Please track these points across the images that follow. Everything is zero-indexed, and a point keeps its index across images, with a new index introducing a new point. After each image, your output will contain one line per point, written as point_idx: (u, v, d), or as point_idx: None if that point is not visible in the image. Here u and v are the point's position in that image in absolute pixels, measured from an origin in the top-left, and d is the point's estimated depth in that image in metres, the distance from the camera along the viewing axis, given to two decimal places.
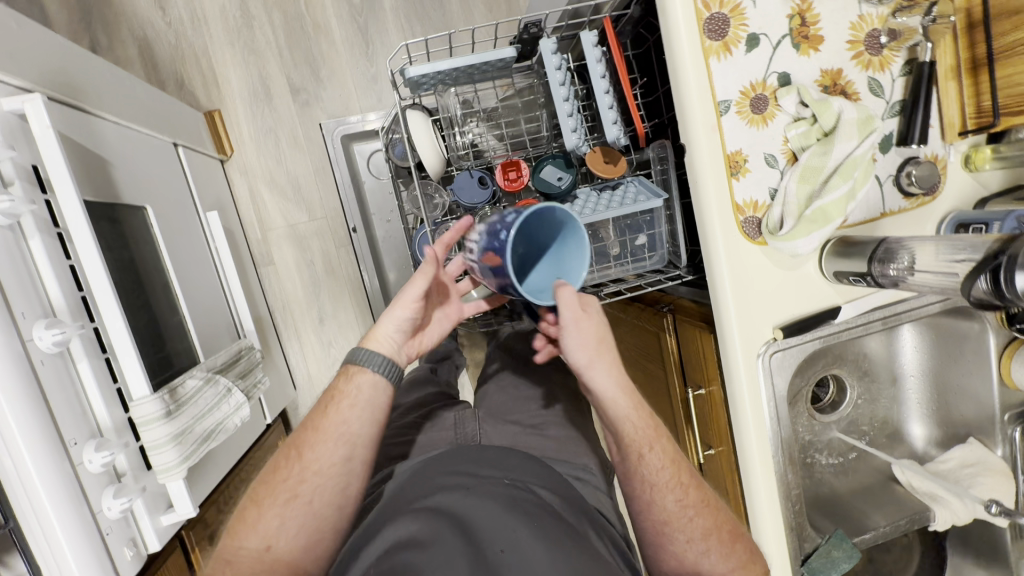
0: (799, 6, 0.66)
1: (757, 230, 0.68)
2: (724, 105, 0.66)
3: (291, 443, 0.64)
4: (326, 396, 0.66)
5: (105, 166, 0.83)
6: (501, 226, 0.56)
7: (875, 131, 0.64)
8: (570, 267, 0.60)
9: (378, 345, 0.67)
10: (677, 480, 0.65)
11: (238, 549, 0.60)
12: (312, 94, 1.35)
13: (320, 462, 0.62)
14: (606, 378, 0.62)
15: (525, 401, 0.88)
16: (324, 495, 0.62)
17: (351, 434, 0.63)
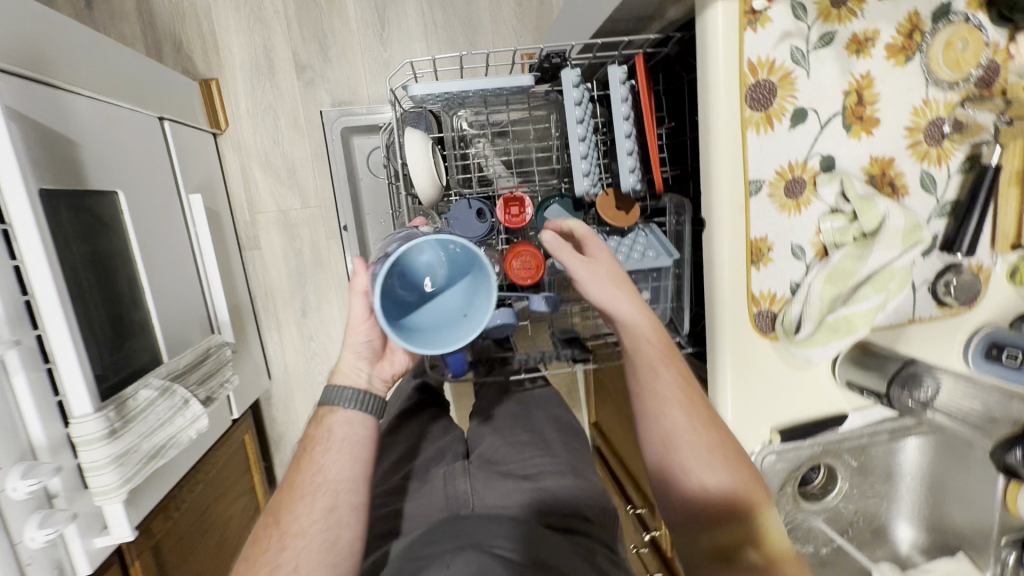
0: (857, 81, 0.58)
1: (770, 324, 0.61)
2: (755, 185, 0.58)
3: (268, 512, 0.56)
4: (299, 451, 0.58)
5: (72, 148, 0.76)
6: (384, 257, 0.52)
7: (921, 242, 0.56)
8: (477, 301, 0.53)
9: (343, 378, 0.61)
10: (689, 402, 0.57)
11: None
12: (318, 74, 1.25)
13: (299, 521, 0.53)
14: (626, 305, 0.61)
15: (516, 445, 0.76)
16: (312, 558, 0.51)
17: (331, 477, 0.55)
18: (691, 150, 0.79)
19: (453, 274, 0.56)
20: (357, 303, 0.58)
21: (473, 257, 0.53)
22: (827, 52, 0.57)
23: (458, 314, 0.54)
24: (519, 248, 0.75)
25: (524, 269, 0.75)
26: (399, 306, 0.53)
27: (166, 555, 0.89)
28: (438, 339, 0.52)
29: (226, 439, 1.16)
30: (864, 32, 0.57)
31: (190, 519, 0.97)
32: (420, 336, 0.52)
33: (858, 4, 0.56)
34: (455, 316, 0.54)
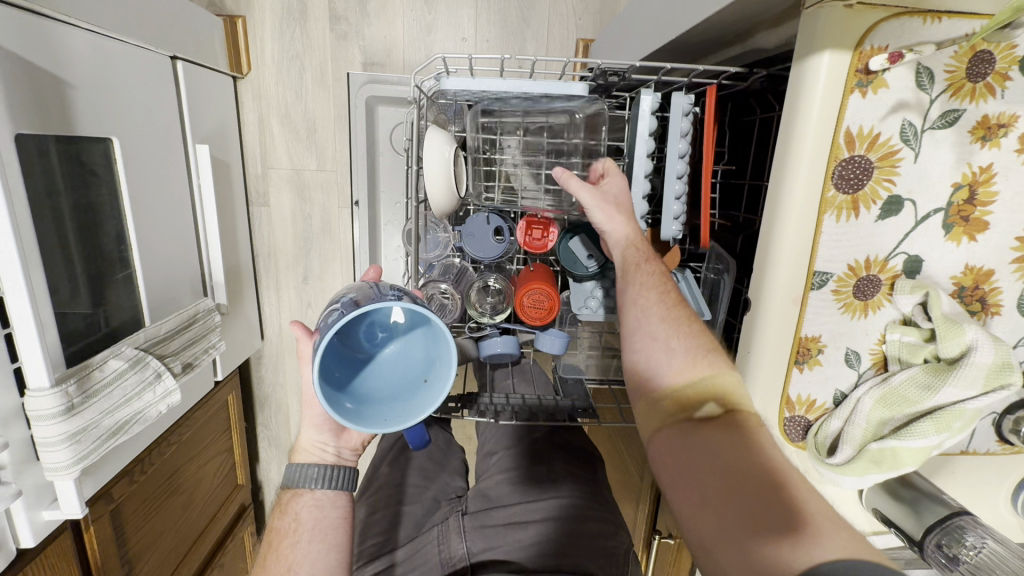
0: (974, 174, 0.47)
1: (801, 433, 0.54)
2: (820, 278, 0.49)
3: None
4: (263, 549, 0.52)
5: (60, 87, 0.68)
6: (324, 324, 0.46)
7: (1008, 386, 0.47)
8: (438, 365, 0.48)
9: (302, 455, 0.55)
10: (655, 282, 0.56)
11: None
12: (353, 27, 1.14)
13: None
14: (611, 219, 0.61)
15: (514, 491, 0.71)
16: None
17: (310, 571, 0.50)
18: (752, 199, 0.68)
19: (418, 329, 0.50)
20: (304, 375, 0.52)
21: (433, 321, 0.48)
22: (945, 134, 0.46)
23: (418, 379, 0.49)
24: (531, 284, 0.67)
25: (536, 307, 0.67)
26: (349, 365, 0.49)
27: (124, 518, 0.86)
28: (389, 411, 0.47)
29: (205, 401, 1.11)
30: (998, 115, 0.45)
31: (155, 483, 0.94)
32: (375, 408, 0.47)
33: (1001, 80, 0.45)
34: (410, 385, 0.49)
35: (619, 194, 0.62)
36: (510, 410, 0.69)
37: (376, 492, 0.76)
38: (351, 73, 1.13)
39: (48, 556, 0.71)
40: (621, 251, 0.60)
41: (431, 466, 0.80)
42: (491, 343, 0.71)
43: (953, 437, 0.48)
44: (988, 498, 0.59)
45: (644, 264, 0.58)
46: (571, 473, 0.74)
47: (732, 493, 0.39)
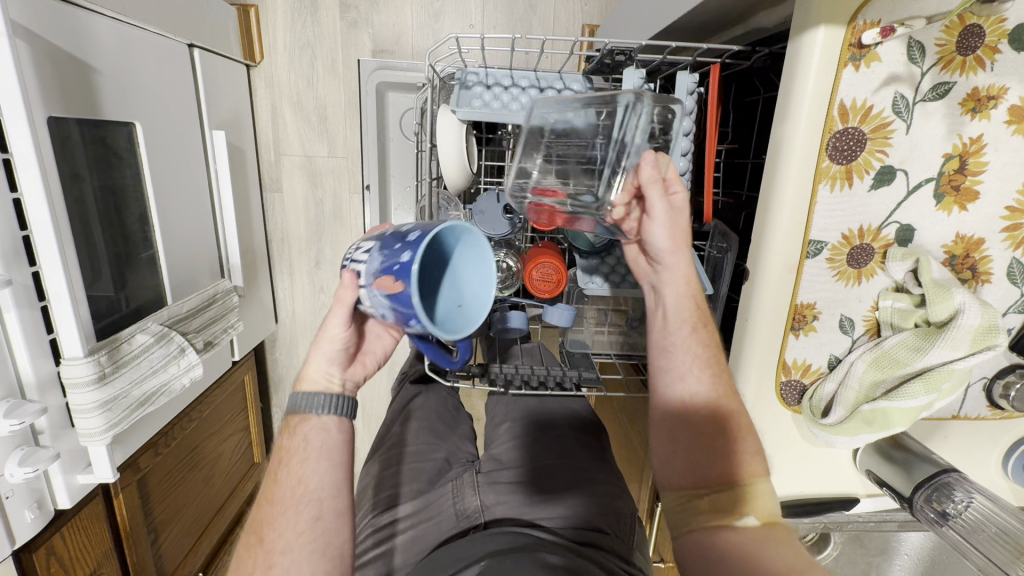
0: (964, 145, 0.49)
1: (797, 398, 0.57)
2: (816, 246, 0.51)
3: (246, 537, 0.50)
4: (269, 469, 0.52)
5: (87, 72, 0.72)
6: (399, 245, 0.47)
7: (994, 347, 0.49)
8: (469, 288, 0.52)
9: (305, 383, 0.54)
10: (706, 356, 0.53)
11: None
12: (363, 15, 1.16)
13: (285, 534, 0.48)
14: (675, 258, 0.55)
15: (523, 454, 0.75)
16: (304, 571, 0.47)
17: (317, 486, 0.50)
18: (752, 177, 0.70)
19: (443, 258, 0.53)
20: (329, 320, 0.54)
21: (473, 245, 0.51)
22: (936, 106, 0.48)
23: (453, 304, 0.52)
24: (540, 258, 0.69)
25: (544, 280, 0.69)
26: None
27: (149, 487, 0.90)
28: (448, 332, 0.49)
29: (223, 380, 1.14)
30: (988, 87, 0.47)
31: (180, 454, 0.99)
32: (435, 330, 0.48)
33: (990, 53, 0.46)
34: (448, 310, 0.51)
35: (685, 221, 0.55)
36: (519, 379, 0.73)
37: (389, 449, 0.80)
38: (361, 61, 1.15)
39: (83, 516, 0.76)
40: (678, 290, 0.55)
41: (443, 432, 0.83)
42: (506, 315, 0.75)
43: (942, 398, 0.51)
44: (978, 462, 0.61)
45: (703, 326, 0.54)
46: (578, 440, 0.77)
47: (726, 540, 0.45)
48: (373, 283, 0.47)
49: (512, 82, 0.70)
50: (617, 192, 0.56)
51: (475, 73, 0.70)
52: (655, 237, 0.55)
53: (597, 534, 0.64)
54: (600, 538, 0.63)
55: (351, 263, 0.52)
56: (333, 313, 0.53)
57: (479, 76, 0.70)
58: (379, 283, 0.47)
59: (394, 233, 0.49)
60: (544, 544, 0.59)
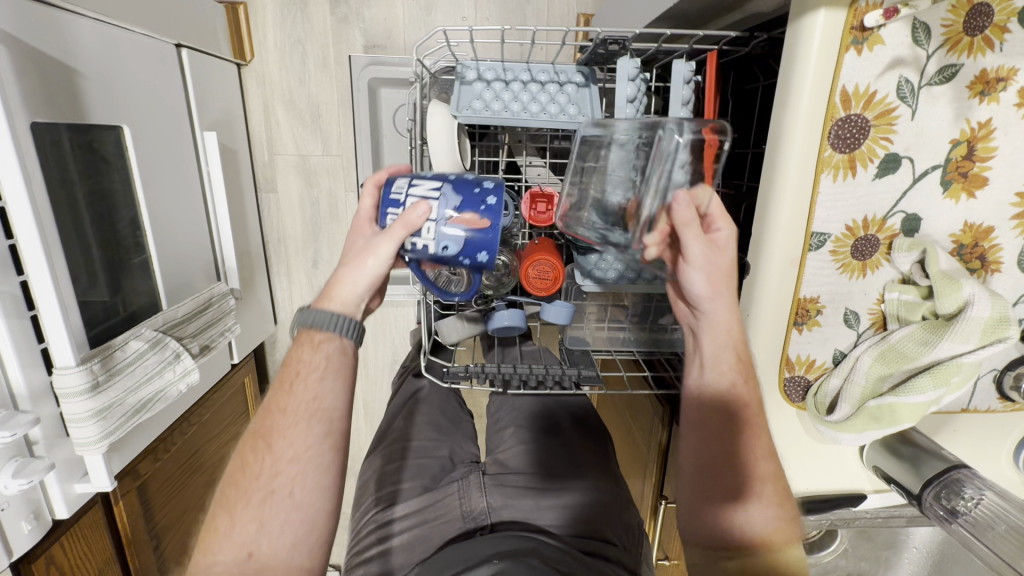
0: (972, 130, 0.47)
1: (801, 394, 0.55)
2: (818, 239, 0.50)
3: (251, 440, 0.53)
4: (282, 376, 0.54)
5: (70, 75, 0.70)
6: (478, 189, 0.55)
7: (1004, 340, 0.47)
8: None
9: (335, 300, 0.54)
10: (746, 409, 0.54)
11: (213, 567, 0.49)
12: (354, 10, 1.13)
13: (295, 446, 0.52)
14: (715, 304, 0.54)
15: (529, 459, 0.75)
16: (308, 482, 0.52)
17: (326, 406, 0.53)
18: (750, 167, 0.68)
19: None
20: (380, 242, 0.53)
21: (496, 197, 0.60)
22: (942, 90, 0.46)
23: None
24: (537, 255, 0.68)
25: (540, 278, 0.68)
26: None
27: (150, 494, 0.90)
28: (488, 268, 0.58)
29: (223, 383, 1.14)
30: (997, 69, 0.45)
31: (180, 459, 0.99)
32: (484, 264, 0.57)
33: (1000, 33, 0.44)
34: None
35: (728, 263, 0.53)
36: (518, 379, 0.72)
37: (390, 445, 0.80)
38: (352, 57, 1.13)
39: (83, 525, 0.75)
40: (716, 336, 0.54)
41: (445, 430, 0.83)
42: (503, 314, 0.74)
43: (952, 392, 0.49)
44: (988, 455, 0.60)
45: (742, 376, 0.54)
46: None
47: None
48: (449, 216, 0.54)
49: (509, 76, 0.69)
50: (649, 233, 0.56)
51: (471, 67, 0.68)
52: (692, 280, 0.54)
53: (602, 543, 0.64)
54: (609, 550, 0.64)
55: (407, 199, 0.55)
56: (389, 236, 0.53)
57: (475, 70, 0.68)
58: (458, 218, 0.54)
59: (460, 177, 0.56)
60: (547, 549, 0.59)
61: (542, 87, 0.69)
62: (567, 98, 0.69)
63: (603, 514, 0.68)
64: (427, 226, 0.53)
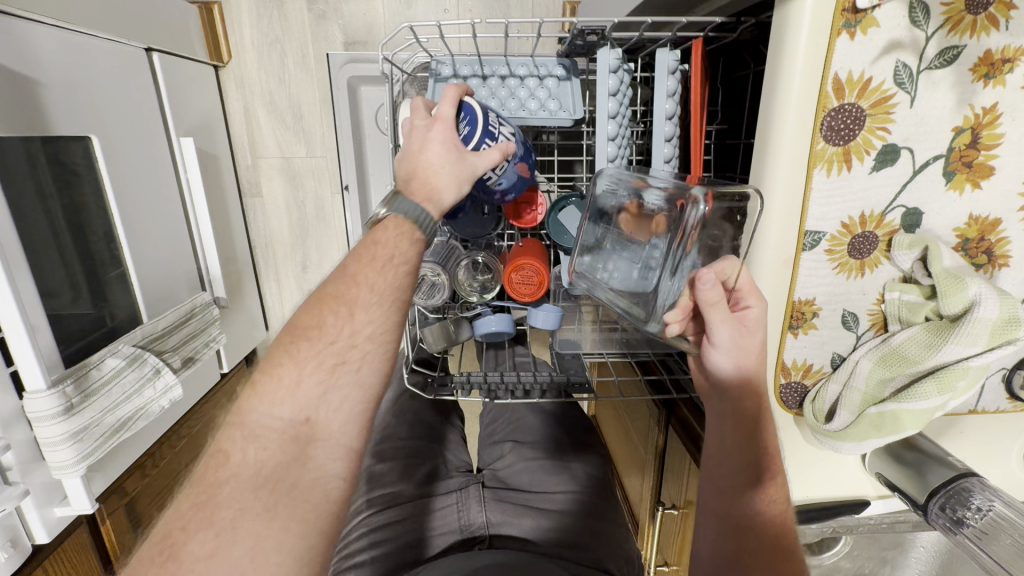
0: (977, 116, 0.43)
1: (798, 400, 0.53)
2: (812, 238, 0.47)
3: (321, 297, 0.44)
4: (360, 248, 0.46)
5: (29, 85, 0.67)
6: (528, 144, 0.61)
7: (1014, 341, 0.44)
8: None
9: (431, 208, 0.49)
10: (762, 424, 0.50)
11: (265, 424, 0.40)
12: (331, 5, 1.09)
13: (375, 323, 0.44)
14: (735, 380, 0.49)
15: None
16: (378, 364, 0.44)
17: (410, 288, 0.47)
18: (741, 159, 0.65)
19: None
20: (479, 161, 0.52)
21: None
22: (944, 74, 0.42)
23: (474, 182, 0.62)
24: (521, 260, 0.65)
25: (525, 284, 0.65)
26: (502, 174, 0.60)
27: (140, 511, 0.88)
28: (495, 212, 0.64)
29: (214, 393, 1.12)
30: (1002, 49, 0.42)
31: (170, 474, 0.97)
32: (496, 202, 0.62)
33: (1005, 10, 0.41)
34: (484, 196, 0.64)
35: (756, 345, 0.49)
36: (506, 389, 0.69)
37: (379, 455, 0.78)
38: (331, 55, 1.09)
39: (66, 549, 0.74)
40: (734, 415, 0.50)
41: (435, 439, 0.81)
42: (487, 320, 0.71)
43: (958, 397, 0.46)
44: (997, 458, 0.57)
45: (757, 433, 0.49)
46: None
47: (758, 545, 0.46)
48: (517, 160, 0.58)
49: (486, 70, 0.65)
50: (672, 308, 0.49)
51: (446, 63, 0.65)
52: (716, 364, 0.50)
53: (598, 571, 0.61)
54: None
55: (499, 134, 0.56)
56: (489, 158, 0.53)
57: (450, 66, 0.65)
58: (520, 166, 0.59)
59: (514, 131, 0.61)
60: (544, 566, 0.57)
61: (521, 82, 0.66)
62: (547, 92, 0.66)
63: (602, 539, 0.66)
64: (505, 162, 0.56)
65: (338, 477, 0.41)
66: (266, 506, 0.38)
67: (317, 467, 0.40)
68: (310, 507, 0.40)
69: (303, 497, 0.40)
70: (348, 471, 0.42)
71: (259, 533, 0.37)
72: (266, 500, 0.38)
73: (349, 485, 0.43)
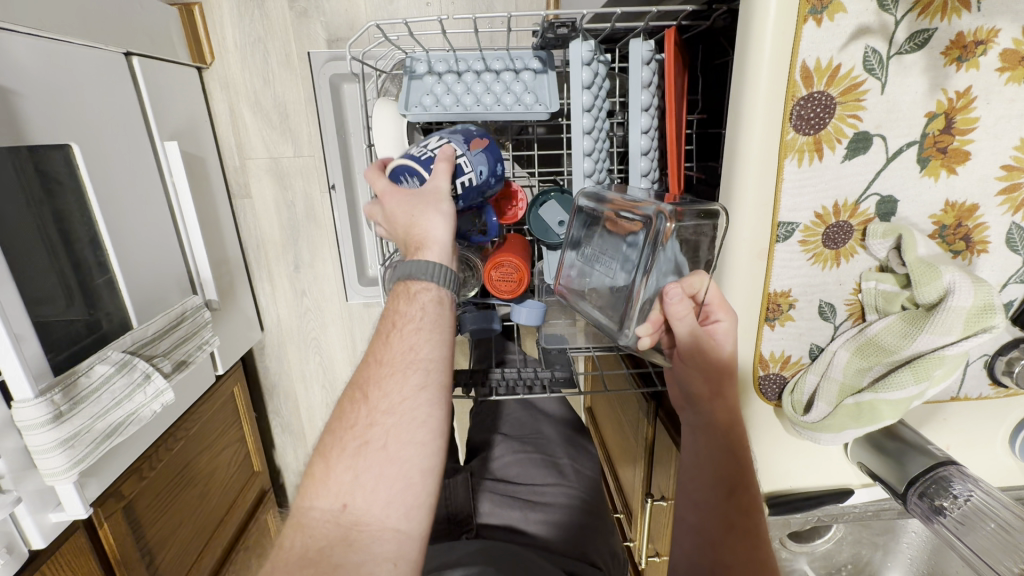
0: (950, 100, 0.43)
1: (778, 392, 0.53)
2: (786, 229, 0.47)
3: (348, 392, 0.46)
4: (380, 327, 0.49)
5: (5, 96, 0.67)
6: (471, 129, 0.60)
7: (990, 329, 0.43)
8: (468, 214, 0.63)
9: (426, 248, 0.51)
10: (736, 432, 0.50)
11: (309, 513, 0.41)
12: (312, 2, 1.07)
13: (390, 396, 0.44)
14: (709, 405, 0.51)
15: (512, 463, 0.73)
16: (403, 437, 0.42)
17: (422, 348, 0.46)
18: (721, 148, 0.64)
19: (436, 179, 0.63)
20: (437, 183, 0.53)
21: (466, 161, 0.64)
22: (915, 59, 0.41)
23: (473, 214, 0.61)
24: (500, 257, 0.64)
25: (504, 280, 0.65)
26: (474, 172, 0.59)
27: (138, 514, 0.90)
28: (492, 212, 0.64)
29: (210, 395, 1.13)
30: (975, 31, 0.41)
31: (169, 475, 0.98)
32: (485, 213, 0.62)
33: None
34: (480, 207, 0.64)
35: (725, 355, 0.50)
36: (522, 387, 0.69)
37: None
38: (313, 53, 1.08)
39: (65, 553, 0.75)
40: (708, 432, 0.51)
41: None
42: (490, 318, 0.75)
43: (936, 386, 0.45)
44: (983, 443, 0.57)
45: (724, 458, 0.50)
46: None
47: (723, 532, 0.49)
48: (469, 143, 0.58)
49: (461, 66, 0.64)
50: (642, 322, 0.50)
51: (420, 60, 0.64)
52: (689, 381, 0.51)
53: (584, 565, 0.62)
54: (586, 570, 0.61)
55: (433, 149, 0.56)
56: (440, 173, 0.54)
57: (424, 63, 0.64)
58: (475, 145, 0.58)
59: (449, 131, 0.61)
60: (529, 556, 0.58)
61: (496, 76, 0.65)
62: (523, 86, 0.65)
63: (589, 536, 0.66)
64: (461, 160, 0.56)
65: (387, 558, 0.39)
66: None
67: (363, 547, 0.39)
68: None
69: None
70: (399, 553, 0.40)
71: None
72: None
73: (403, 570, 0.40)
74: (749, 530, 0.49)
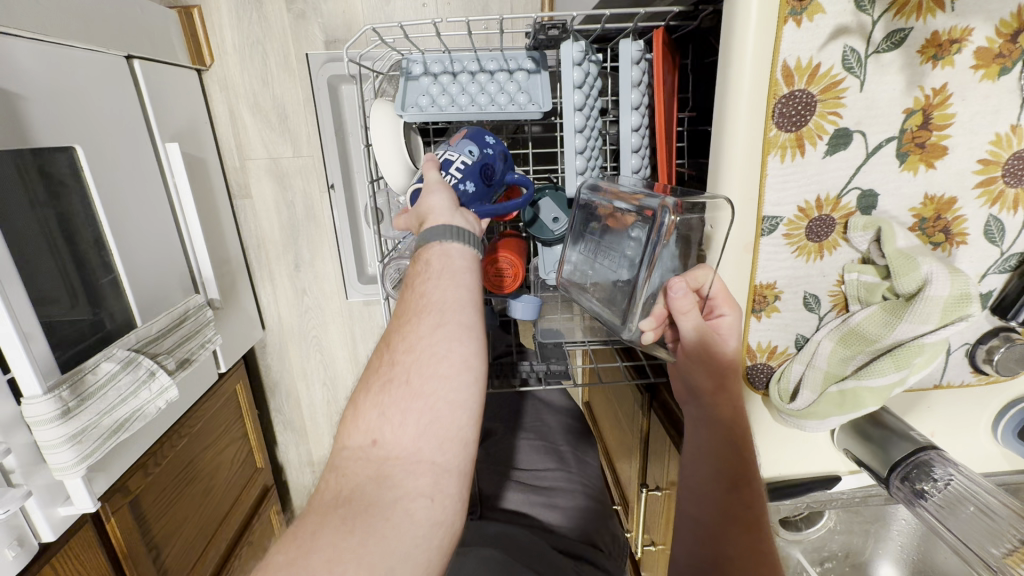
0: (926, 97, 0.44)
1: (765, 381, 0.55)
2: (770, 223, 0.48)
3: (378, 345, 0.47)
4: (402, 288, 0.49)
5: (11, 100, 0.68)
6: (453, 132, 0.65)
7: (966, 317, 0.45)
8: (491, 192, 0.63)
9: (431, 221, 0.52)
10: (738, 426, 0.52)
11: (343, 451, 0.42)
12: (310, 4, 1.09)
13: (407, 335, 0.44)
14: (717, 392, 0.52)
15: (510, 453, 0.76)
16: (426, 368, 0.42)
17: (430, 293, 0.46)
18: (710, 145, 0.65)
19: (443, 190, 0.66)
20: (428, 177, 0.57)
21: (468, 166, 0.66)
22: (892, 57, 0.43)
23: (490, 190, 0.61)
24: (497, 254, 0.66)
25: (499, 276, 0.67)
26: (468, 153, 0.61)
27: (145, 508, 0.91)
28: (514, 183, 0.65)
29: (213, 392, 1.15)
30: (949, 30, 0.42)
31: (174, 470, 1.00)
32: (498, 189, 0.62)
33: None
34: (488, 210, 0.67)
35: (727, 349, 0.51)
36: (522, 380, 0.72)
37: None
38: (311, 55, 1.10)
39: (73, 546, 0.77)
40: (713, 419, 0.52)
41: None
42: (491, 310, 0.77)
43: (917, 373, 0.47)
44: (966, 430, 0.58)
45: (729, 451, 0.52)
46: None
47: (726, 518, 0.51)
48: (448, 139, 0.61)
49: (456, 67, 0.66)
50: (647, 317, 0.51)
51: (417, 62, 0.66)
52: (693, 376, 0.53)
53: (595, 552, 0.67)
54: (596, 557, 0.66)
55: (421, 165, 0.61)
56: (427, 169, 0.57)
57: (422, 65, 0.66)
58: (455, 137, 0.61)
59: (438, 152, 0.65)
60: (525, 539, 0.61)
61: (491, 77, 0.66)
62: (517, 86, 0.66)
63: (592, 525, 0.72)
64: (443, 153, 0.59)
65: (421, 493, 0.39)
66: (344, 520, 0.37)
67: (396, 483, 0.39)
68: (392, 526, 0.37)
69: (386, 515, 0.38)
70: (436, 489, 0.40)
71: (336, 545, 0.36)
72: (342, 515, 0.38)
73: (441, 503, 0.40)
74: (750, 523, 0.50)
